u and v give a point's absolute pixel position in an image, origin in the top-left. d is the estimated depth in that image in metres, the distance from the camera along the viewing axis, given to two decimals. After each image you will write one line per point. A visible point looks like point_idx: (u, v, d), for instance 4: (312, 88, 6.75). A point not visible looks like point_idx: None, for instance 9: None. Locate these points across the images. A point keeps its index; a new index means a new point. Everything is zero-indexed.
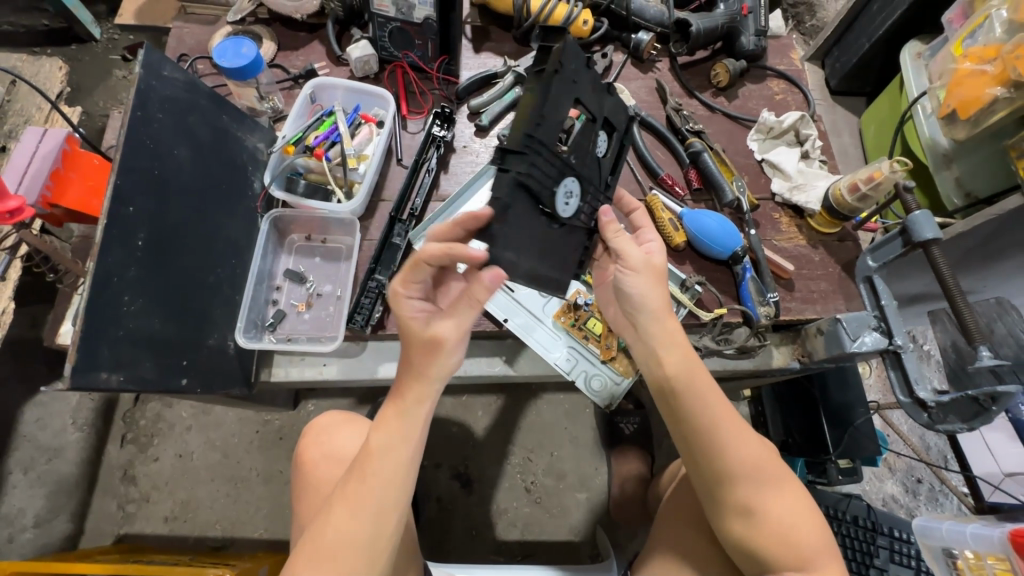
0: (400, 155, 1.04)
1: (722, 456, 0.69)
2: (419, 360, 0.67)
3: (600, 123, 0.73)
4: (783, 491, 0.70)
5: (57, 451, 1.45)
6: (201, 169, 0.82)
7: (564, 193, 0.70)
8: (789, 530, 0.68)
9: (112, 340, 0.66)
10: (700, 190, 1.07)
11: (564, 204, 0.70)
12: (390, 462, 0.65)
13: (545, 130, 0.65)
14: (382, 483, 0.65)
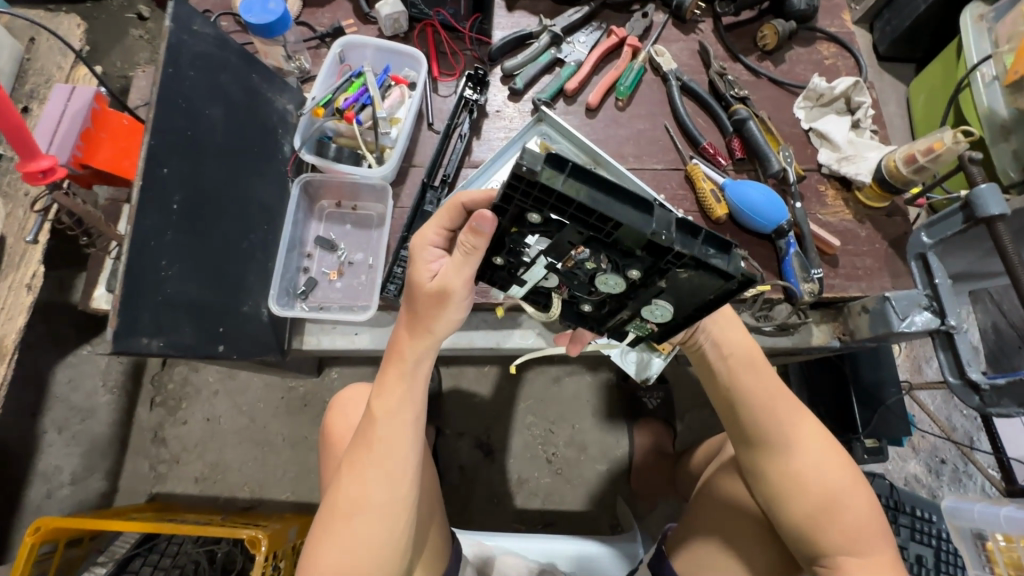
0: (431, 119, 1.00)
1: (761, 431, 0.73)
2: (426, 315, 0.66)
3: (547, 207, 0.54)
4: (822, 475, 0.70)
5: (89, 412, 1.48)
6: (232, 131, 0.79)
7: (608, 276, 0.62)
8: (830, 481, 0.70)
9: (152, 306, 0.65)
10: (743, 161, 1.03)
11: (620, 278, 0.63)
12: (391, 423, 0.66)
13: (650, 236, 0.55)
14: (386, 446, 0.65)
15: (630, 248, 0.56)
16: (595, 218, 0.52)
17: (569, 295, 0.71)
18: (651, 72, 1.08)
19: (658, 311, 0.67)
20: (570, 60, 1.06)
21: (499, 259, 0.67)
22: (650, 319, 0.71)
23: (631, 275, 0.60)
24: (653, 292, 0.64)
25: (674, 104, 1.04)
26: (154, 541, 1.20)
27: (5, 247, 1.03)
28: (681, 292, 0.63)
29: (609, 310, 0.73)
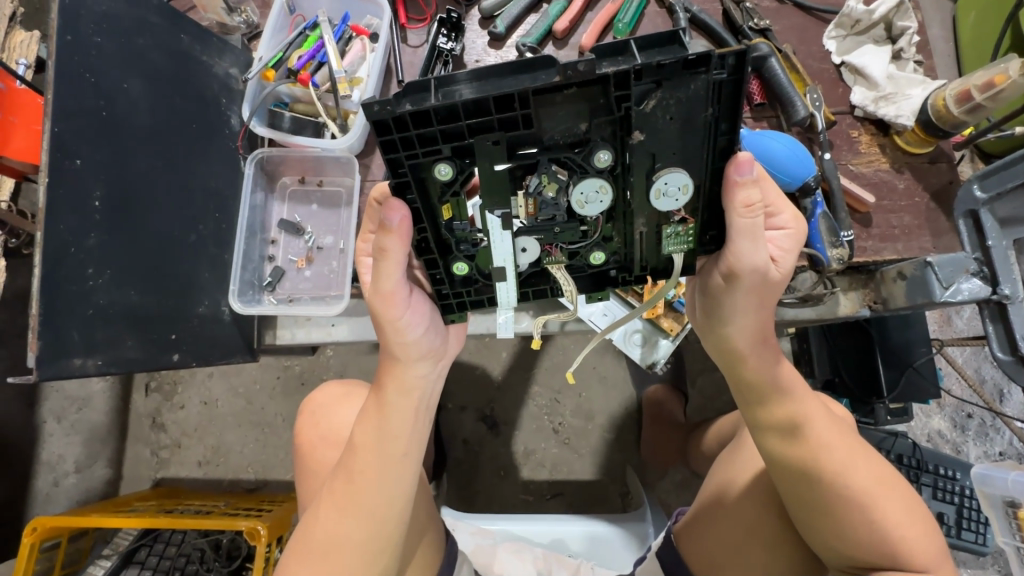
0: (400, 75, 0.87)
1: (800, 442, 0.66)
2: (384, 340, 0.68)
3: (445, 148, 0.52)
4: (872, 491, 0.64)
5: (85, 401, 1.46)
6: (160, 106, 0.69)
7: (579, 191, 0.55)
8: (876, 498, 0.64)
9: (81, 321, 0.58)
10: (762, 107, 0.89)
11: (597, 188, 0.55)
12: (372, 458, 0.66)
13: (570, 104, 0.50)
14: (369, 481, 0.66)
15: (557, 125, 0.51)
16: (493, 102, 0.48)
17: (569, 252, 0.63)
18: (656, 4, 0.92)
19: (670, 191, 0.55)
20: None
21: (458, 260, 0.62)
22: (674, 210, 0.57)
23: (601, 159, 0.53)
24: (643, 161, 0.54)
25: None
26: (157, 533, 1.19)
27: None
28: (672, 138, 0.52)
29: (624, 237, 0.62)
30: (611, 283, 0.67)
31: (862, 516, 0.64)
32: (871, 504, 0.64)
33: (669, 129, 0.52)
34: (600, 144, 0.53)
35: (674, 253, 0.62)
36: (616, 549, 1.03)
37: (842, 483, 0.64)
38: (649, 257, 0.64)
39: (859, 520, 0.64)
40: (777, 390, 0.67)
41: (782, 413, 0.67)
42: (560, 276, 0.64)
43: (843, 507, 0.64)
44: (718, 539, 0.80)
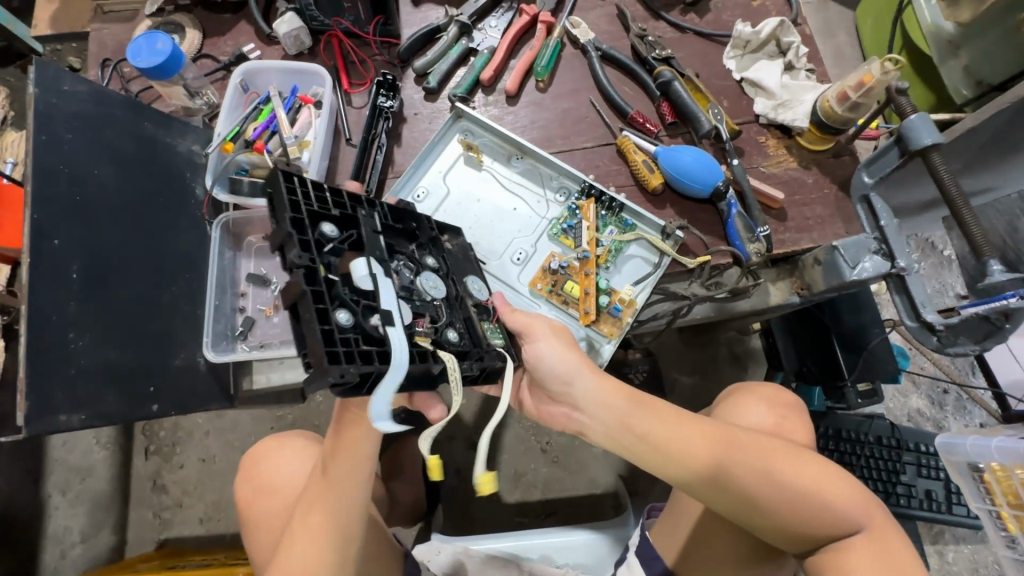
0: (348, 134, 0.98)
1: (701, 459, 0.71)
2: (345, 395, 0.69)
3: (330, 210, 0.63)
4: (780, 466, 0.68)
5: (88, 471, 1.52)
6: (128, 186, 0.78)
7: (423, 276, 0.69)
8: (793, 478, 0.67)
9: (64, 380, 0.65)
10: (675, 124, 0.98)
11: (429, 281, 0.69)
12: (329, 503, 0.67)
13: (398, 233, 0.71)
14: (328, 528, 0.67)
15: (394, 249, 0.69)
16: (364, 210, 0.67)
17: (432, 329, 0.66)
18: (570, 46, 1.04)
19: (477, 284, 0.75)
20: (483, 48, 1.02)
21: (345, 309, 0.56)
22: (483, 303, 0.75)
23: (428, 263, 0.72)
24: (455, 271, 0.75)
25: (596, 76, 1.00)
26: None
27: None
28: (474, 270, 0.77)
29: (466, 327, 0.70)
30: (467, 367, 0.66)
31: (785, 494, 0.67)
32: (780, 476, 0.68)
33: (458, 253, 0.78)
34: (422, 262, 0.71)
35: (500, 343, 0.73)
36: (600, 557, 1.06)
37: (751, 478, 0.68)
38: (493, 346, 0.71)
39: (782, 496, 0.67)
40: (648, 434, 0.73)
41: (663, 452, 0.72)
42: (427, 346, 0.63)
43: (761, 498, 0.67)
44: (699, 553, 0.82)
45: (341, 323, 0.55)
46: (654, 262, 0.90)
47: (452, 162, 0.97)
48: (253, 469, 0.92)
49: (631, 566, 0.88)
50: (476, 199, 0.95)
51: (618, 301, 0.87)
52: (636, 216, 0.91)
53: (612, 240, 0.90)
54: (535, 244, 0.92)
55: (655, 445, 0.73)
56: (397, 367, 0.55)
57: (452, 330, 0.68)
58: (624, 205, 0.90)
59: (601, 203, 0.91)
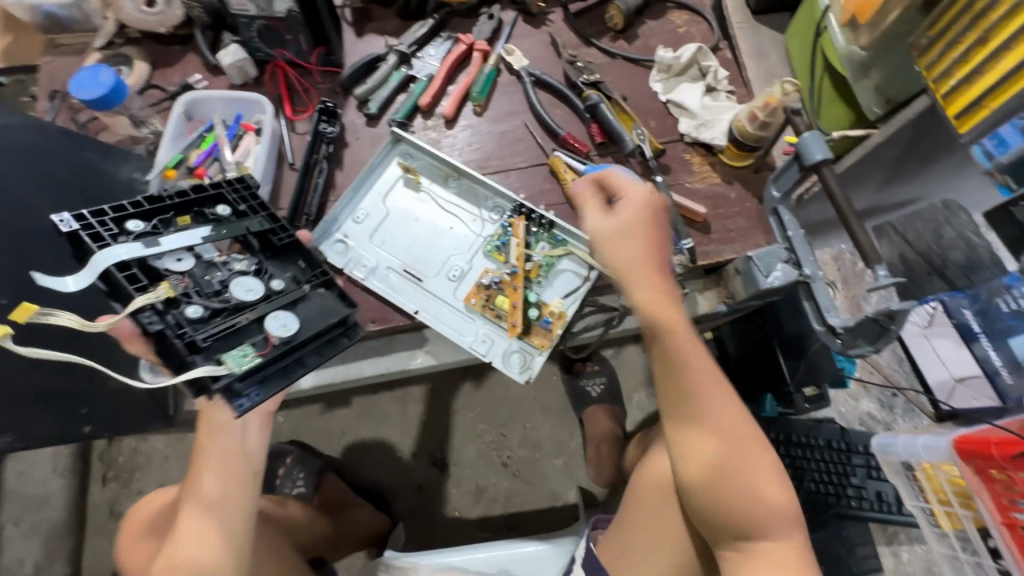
0: (290, 158, 1.01)
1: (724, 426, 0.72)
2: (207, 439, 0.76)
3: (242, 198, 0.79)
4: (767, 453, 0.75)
5: (43, 500, 1.50)
6: (64, 212, 0.81)
7: (242, 280, 0.71)
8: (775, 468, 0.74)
9: (4, 403, 0.68)
10: (605, 144, 1.03)
11: (245, 289, 0.71)
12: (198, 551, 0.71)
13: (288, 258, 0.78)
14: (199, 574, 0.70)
15: (280, 266, 0.77)
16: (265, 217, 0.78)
17: (183, 297, 0.68)
18: (506, 73, 1.09)
19: (288, 322, 0.70)
20: (422, 75, 1.07)
21: (146, 225, 0.69)
22: (267, 335, 0.70)
23: (272, 284, 0.74)
24: (280, 304, 0.73)
25: (529, 100, 1.05)
26: None
27: None
28: (310, 319, 0.73)
29: (216, 326, 0.69)
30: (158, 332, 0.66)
31: (759, 508, 0.70)
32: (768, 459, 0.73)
33: (321, 300, 0.75)
34: (284, 277, 0.76)
35: (230, 363, 0.67)
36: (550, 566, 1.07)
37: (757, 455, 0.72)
38: (209, 354, 0.67)
39: (749, 509, 0.70)
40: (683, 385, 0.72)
41: (681, 410, 0.73)
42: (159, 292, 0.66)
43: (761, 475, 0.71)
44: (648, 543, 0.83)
45: (122, 233, 0.68)
46: (583, 274, 0.93)
47: (391, 184, 1.01)
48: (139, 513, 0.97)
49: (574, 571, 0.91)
50: (414, 218, 0.99)
51: (548, 314, 0.91)
52: (567, 232, 0.95)
53: (543, 256, 0.94)
54: (470, 260, 0.96)
55: (680, 406, 0.73)
56: (92, 262, 0.63)
57: (200, 313, 0.68)
58: (554, 221, 0.94)
59: (532, 220, 0.95)
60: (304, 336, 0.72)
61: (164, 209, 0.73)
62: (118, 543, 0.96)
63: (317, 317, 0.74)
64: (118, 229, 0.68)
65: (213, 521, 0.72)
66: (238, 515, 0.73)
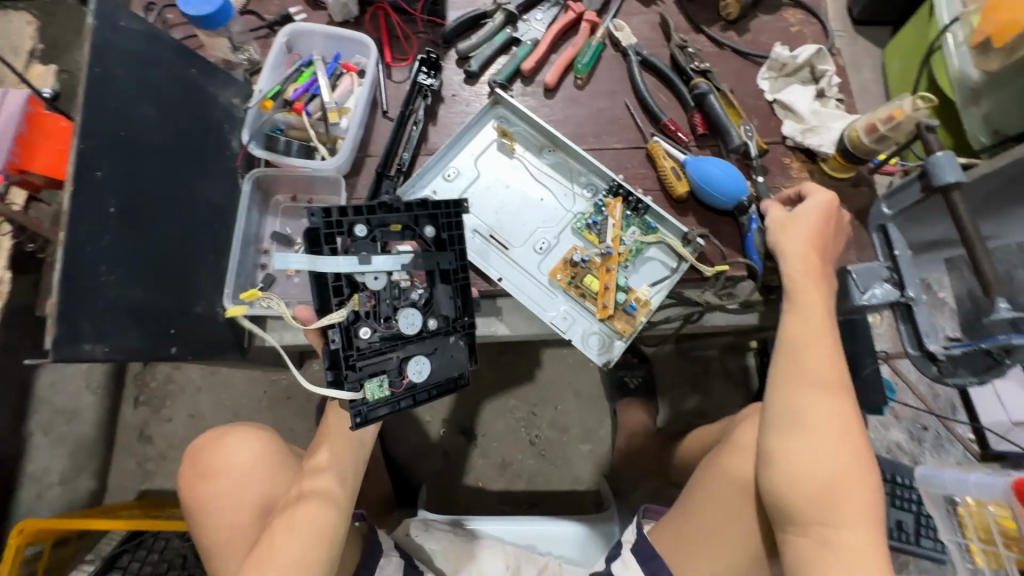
0: (385, 107, 0.98)
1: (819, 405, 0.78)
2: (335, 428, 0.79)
3: (439, 226, 0.76)
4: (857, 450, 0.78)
5: (74, 414, 1.50)
6: (169, 124, 0.78)
7: (408, 318, 0.73)
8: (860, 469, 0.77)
9: (94, 312, 0.65)
10: (705, 136, 1.01)
11: (407, 324, 0.73)
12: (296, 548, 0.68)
13: (454, 300, 0.76)
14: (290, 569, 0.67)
15: (447, 297, 0.76)
16: (447, 256, 0.75)
17: (362, 311, 0.73)
18: (611, 49, 1.06)
19: (422, 368, 0.73)
20: (526, 39, 1.03)
21: (367, 235, 0.72)
22: (403, 374, 0.73)
23: (429, 323, 0.74)
24: (429, 348, 0.75)
25: (633, 80, 1.02)
26: (139, 538, 1.20)
27: None
28: (443, 366, 0.74)
29: (376, 353, 0.73)
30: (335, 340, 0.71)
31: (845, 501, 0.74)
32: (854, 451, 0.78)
33: (456, 354, 0.75)
34: (443, 319, 0.76)
35: (365, 385, 0.72)
36: (583, 548, 1.08)
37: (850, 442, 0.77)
38: (357, 377, 0.72)
39: (837, 503, 0.74)
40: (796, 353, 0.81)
41: (795, 391, 0.79)
42: (349, 308, 0.72)
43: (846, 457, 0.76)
44: (715, 520, 0.87)
45: (342, 239, 0.72)
46: (671, 267, 0.93)
47: (484, 147, 0.99)
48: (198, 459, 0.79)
49: (624, 558, 0.94)
50: (505, 185, 0.97)
51: (635, 300, 0.89)
52: (660, 220, 0.93)
53: (634, 241, 0.92)
54: (558, 234, 0.94)
55: (795, 383, 0.79)
56: (313, 263, 0.68)
57: (369, 337, 0.73)
58: (650, 208, 0.92)
59: (627, 204, 0.93)
60: (431, 383, 0.74)
61: (384, 220, 0.73)
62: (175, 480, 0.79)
63: (444, 367, 0.75)
64: (346, 232, 0.72)
65: (322, 524, 0.71)
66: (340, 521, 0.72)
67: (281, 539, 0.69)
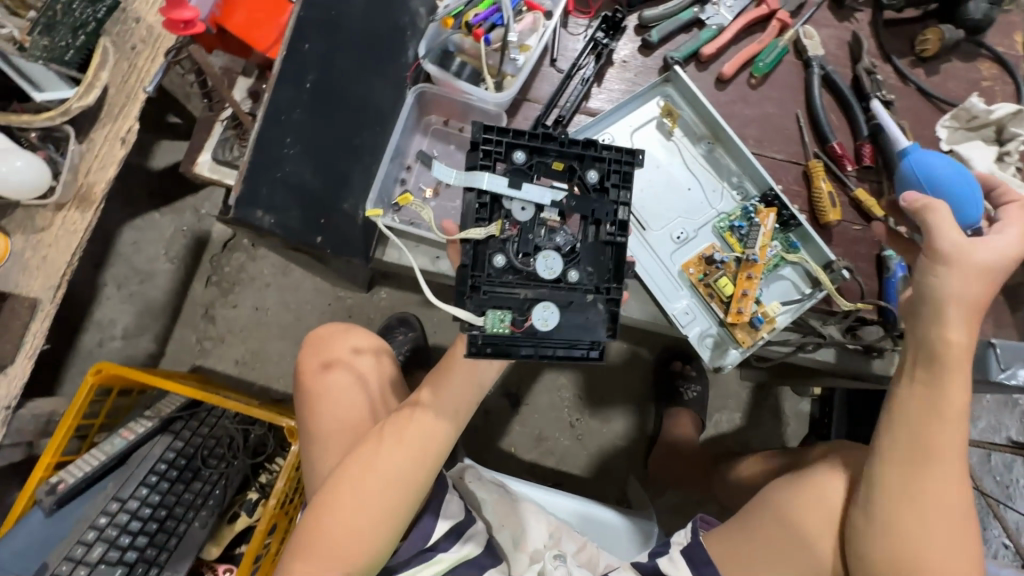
0: (556, 56, 0.97)
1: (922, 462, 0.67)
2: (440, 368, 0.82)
3: (605, 172, 0.71)
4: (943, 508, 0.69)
5: (148, 276, 1.44)
6: (366, 29, 0.91)
7: (550, 259, 0.69)
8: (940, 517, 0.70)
9: (270, 180, 0.79)
10: (869, 169, 0.97)
11: (546, 266, 0.69)
12: (394, 460, 0.76)
13: (600, 255, 0.71)
14: (386, 477, 0.75)
15: (597, 251, 0.71)
16: (605, 204, 0.70)
17: (503, 240, 0.69)
18: (793, 55, 1.00)
19: (550, 317, 0.68)
20: (711, 24, 0.98)
21: (524, 162, 0.68)
22: (528, 318, 0.69)
23: (569, 274, 0.70)
24: (562, 299, 0.70)
25: (810, 94, 0.97)
26: (196, 408, 1.14)
27: (106, 95, 0.93)
28: (570, 326, 0.70)
29: (506, 287, 0.69)
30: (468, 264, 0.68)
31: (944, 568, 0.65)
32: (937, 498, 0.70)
33: (590, 314, 0.71)
34: (586, 274, 0.71)
35: (487, 316, 0.67)
36: (619, 538, 1.09)
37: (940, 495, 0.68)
38: (480, 302, 0.68)
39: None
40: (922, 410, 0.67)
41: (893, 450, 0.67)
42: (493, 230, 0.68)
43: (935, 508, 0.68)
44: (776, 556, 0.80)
45: (502, 161, 0.69)
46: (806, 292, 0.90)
47: (643, 122, 0.96)
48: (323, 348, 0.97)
49: (671, 558, 0.88)
50: (655, 165, 0.96)
51: (762, 313, 0.88)
52: (805, 241, 0.90)
53: (775, 255, 0.90)
54: (697, 229, 0.94)
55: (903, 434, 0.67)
56: (468, 180, 0.66)
57: (503, 266, 0.69)
58: (800, 226, 0.89)
59: (779, 216, 0.90)
60: (553, 336, 0.69)
61: (545, 152, 0.69)
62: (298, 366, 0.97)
63: (572, 321, 0.70)
64: (503, 155, 0.68)
65: (420, 443, 0.77)
66: (435, 447, 0.78)
67: (391, 448, 0.77)
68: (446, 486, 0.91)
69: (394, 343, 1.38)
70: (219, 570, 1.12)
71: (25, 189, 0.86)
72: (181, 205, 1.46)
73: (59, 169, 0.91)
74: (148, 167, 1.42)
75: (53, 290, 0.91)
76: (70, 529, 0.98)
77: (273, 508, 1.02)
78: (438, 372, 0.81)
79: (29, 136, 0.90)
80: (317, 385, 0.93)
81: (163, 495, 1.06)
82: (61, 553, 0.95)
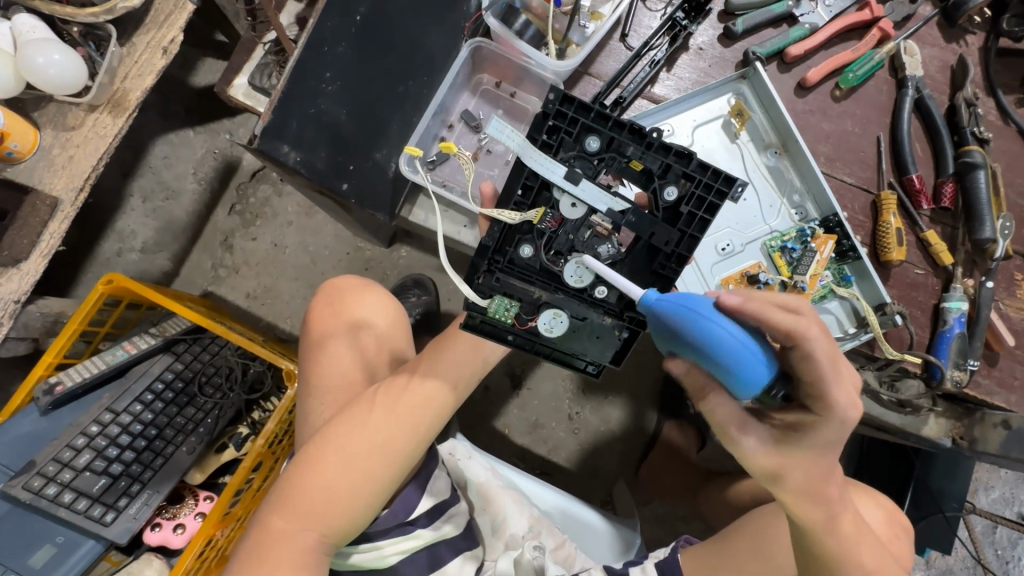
0: (628, 31, 0.89)
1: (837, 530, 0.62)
2: (438, 349, 0.78)
3: (686, 191, 0.60)
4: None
5: (174, 194, 1.41)
6: None
7: (574, 264, 0.63)
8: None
9: (301, 115, 0.83)
10: (945, 210, 0.88)
11: (570, 272, 0.63)
12: (389, 426, 0.73)
13: (637, 282, 0.64)
14: (377, 443, 0.72)
15: (637, 274, 0.64)
16: (672, 230, 0.61)
17: (537, 233, 0.63)
18: (887, 70, 0.91)
19: (557, 326, 0.63)
20: (805, 21, 0.89)
21: (595, 152, 0.60)
22: (535, 317, 0.65)
23: (598, 291, 0.64)
24: (577, 308, 0.64)
25: (898, 118, 0.88)
26: (200, 335, 1.13)
27: (153, 1, 0.89)
28: (579, 338, 0.65)
29: (521, 276, 0.64)
30: (491, 247, 0.63)
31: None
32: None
33: (605, 335, 0.65)
34: (617, 294, 0.64)
35: (495, 302, 0.64)
36: (602, 545, 1.04)
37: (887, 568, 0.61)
38: (489, 286, 0.64)
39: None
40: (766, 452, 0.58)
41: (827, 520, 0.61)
42: (525, 215, 0.61)
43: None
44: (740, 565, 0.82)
45: (574, 143, 0.60)
46: (850, 331, 0.84)
47: (708, 118, 0.89)
48: (337, 299, 0.94)
49: (644, 569, 0.87)
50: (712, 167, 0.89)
51: None
52: (861, 277, 0.83)
53: (823, 287, 0.84)
54: (745, 243, 0.88)
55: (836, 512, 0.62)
56: (523, 150, 0.59)
57: (528, 258, 0.63)
58: (859, 259, 0.81)
59: (839, 245, 0.82)
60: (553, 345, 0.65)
61: (626, 148, 0.60)
62: (308, 311, 0.95)
63: (585, 333, 0.65)
64: (575, 139, 0.60)
65: (412, 424, 0.74)
66: (427, 429, 0.75)
67: (385, 415, 0.74)
68: (436, 462, 0.90)
69: (406, 304, 1.34)
70: (198, 496, 1.08)
71: (60, 84, 0.83)
72: (214, 127, 1.42)
73: (97, 69, 0.88)
74: (188, 83, 1.39)
75: (75, 192, 0.87)
76: (60, 431, 0.98)
77: (260, 448, 1.00)
78: (436, 351, 0.78)
79: (71, 29, 0.86)
80: (328, 332, 0.91)
81: (155, 416, 1.04)
82: (50, 453, 0.95)
